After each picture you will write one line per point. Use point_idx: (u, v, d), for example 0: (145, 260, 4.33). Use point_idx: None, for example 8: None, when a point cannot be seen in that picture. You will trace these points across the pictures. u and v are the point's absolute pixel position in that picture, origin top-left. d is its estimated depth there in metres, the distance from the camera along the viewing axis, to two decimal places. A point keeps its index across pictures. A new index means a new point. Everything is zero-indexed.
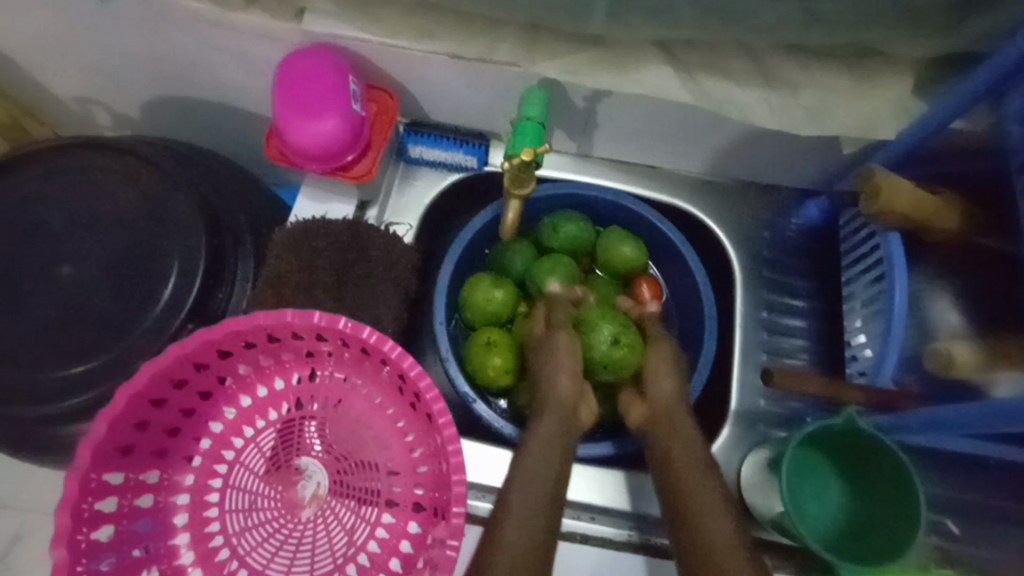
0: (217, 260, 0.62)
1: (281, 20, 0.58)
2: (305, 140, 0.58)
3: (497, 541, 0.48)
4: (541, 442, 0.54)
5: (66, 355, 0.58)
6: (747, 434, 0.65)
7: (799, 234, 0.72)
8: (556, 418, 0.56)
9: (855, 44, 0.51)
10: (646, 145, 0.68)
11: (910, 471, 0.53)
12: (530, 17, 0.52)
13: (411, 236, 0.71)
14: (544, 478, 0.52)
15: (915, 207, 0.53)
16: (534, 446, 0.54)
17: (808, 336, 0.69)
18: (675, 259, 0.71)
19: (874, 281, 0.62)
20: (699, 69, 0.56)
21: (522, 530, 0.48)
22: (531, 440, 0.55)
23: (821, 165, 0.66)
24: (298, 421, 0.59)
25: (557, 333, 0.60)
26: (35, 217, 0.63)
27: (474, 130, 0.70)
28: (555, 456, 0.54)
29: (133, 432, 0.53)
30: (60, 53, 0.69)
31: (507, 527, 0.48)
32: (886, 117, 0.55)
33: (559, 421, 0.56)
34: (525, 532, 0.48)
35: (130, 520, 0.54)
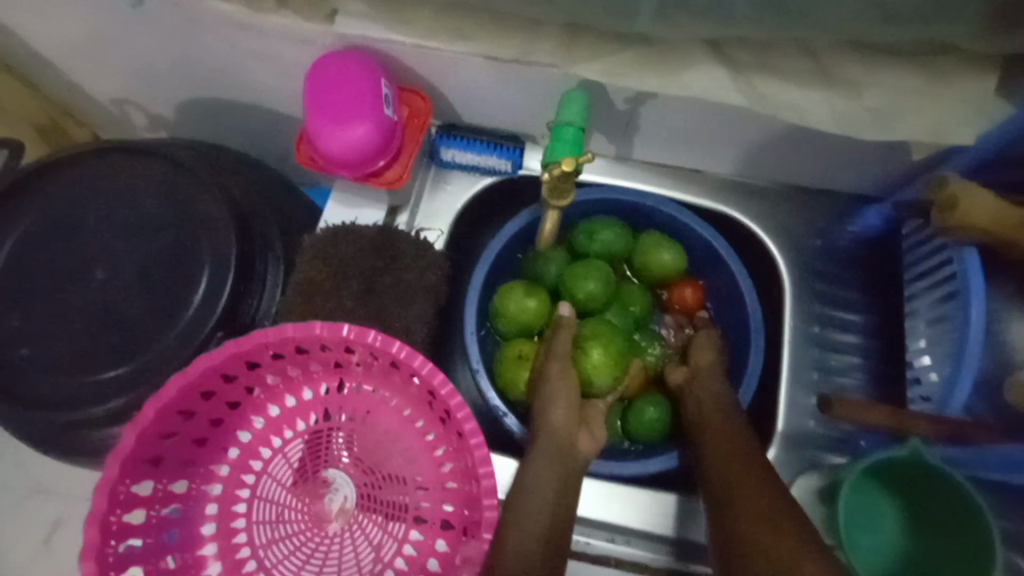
0: (247, 267, 0.61)
1: (314, 23, 0.55)
2: (336, 147, 0.56)
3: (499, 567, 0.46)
4: (541, 467, 0.52)
5: (100, 359, 0.58)
6: (796, 458, 0.60)
7: (854, 244, 0.68)
8: (553, 448, 0.53)
9: (930, 40, 0.47)
10: (689, 148, 0.65)
11: (987, 513, 0.49)
12: (571, 16, 0.49)
13: (441, 242, 0.69)
14: (545, 503, 0.50)
15: (999, 220, 0.48)
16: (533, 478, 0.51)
17: (862, 354, 0.64)
18: (719, 269, 0.67)
19: (943, 299, 0.57)
20: (752, 69, 0.52)
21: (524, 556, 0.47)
22: (531, 463, 0.52)
23: (882, 171, 0.62)
24: (326, 433, 0.58)
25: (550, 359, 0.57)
26: (71, 221, 0.63)
27: (508, 132, 0.68)
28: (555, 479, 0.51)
29: (161, 443, 0.52)
30: (98, 56, 0.69)
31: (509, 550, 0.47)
32: (961, 121, 0.50)
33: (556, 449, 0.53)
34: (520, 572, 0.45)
35: (159, 531, 0.54)
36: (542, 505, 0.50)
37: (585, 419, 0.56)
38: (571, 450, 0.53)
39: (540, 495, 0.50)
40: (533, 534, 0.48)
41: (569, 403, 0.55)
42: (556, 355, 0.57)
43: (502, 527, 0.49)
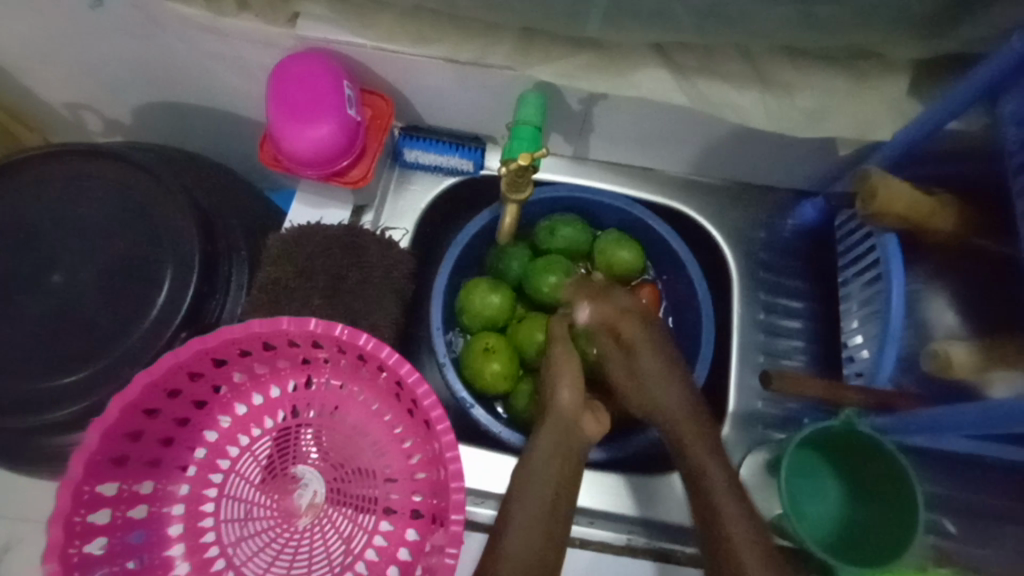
0: (211, 268, 0.61)
1: (275, 25, 0.57)
2: (299, 146, 0.57)
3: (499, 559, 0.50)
4: (546, 451, 0.55)
5: (59, 364, 0.57)
6: (746, 436, 0.64)
7: (796, 236, 0.72)
8: (558, 429, 0.56)
9: (852, 46, 0.51)
10: (642, 147, 0.68)
11: (910, 473, 0.53)
12: (526, 20, 0.52)
13: (406, 240, 0.71)
14: (545, 499, 0.53)
15: (911, 208, 0.54)
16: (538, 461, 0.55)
17: (805, 337, 0.69)
18: (672, 262, 0.71)
19: (872, 282, 0.62)
20: (695, 72, 0.56)
21: (524, 551, 0.51)
22: (534, 452, 0.55)
23: (818, 166, 0.66)
24: (294, 429, 0.59)
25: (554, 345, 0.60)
26: (25, 225, 0.62)
27: (469, 134, 0.70)
28: (557, 468, 0.55)
29: (126, 443, 0.52)
30: (50, 58, 0.68)
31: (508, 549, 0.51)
32: (881, 119, 0.55)
33: (561, 430, 0.56)
34: (525, 553, 0.51)
35: (124, 532, 0.53)
36: (540, 503, 0.53)
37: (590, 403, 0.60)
38: (576, 431, 0.57)
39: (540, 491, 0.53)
40: (533, 534, 0.52)
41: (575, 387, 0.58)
42: (560, 339, 0.60)
43: (501, 523, 0.53)
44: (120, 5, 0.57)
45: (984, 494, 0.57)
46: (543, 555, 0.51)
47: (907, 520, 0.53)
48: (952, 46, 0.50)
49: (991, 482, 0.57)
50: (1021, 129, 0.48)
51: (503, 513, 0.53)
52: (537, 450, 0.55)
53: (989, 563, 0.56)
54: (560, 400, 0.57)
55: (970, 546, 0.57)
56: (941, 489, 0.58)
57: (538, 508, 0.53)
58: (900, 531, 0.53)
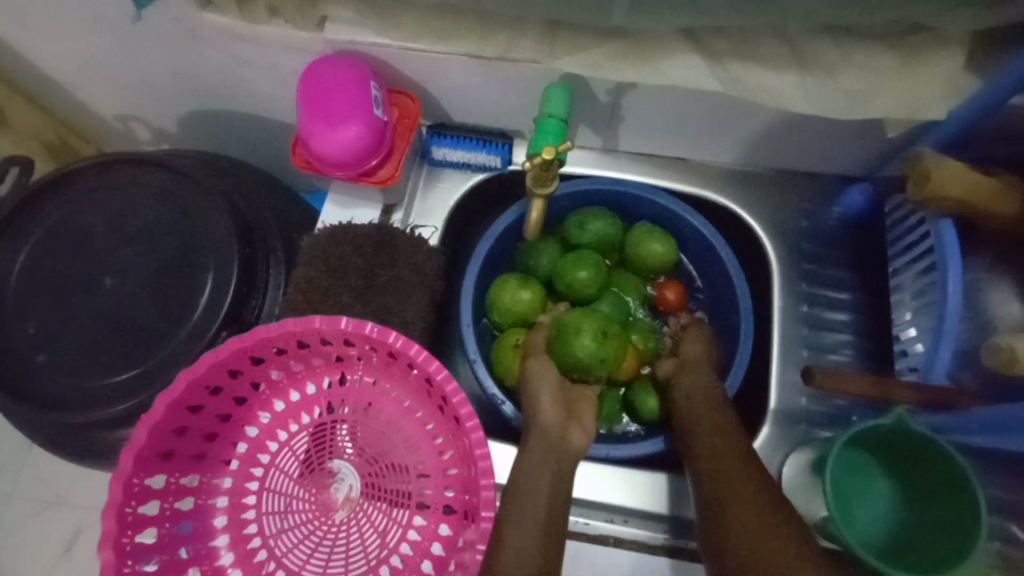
0: (250, 269, 0.64)
1: (305, 31, 0.58)
2: (328, 149, 0.58)
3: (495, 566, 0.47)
4: (535, 460, 0.53)
5: (113, 363, 0.61)
6: (789, 434, 0.62)
7: (840, 224, 0.69)
8: (546, 441, 0.54)
9: (900, 20, 0.48)
10: (674, 137, 0.66)
11: (970, 477, 0.49)
12: (550, 13, 0.51)
13: (436, 239, 0.71)
14: (538, 499, 0.51)
15: (969, 191, 0.50)
16: (529, 464, 0.53)
17: (852, 331, 0.66)
18: (708, 254, 0.68)
19: (925, 271, 0.58)
20: (729, 56, 0.53)
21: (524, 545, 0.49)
22: (523, 458, 0.54)
23: (863, 149, 0.63)
24: (330, 425, 0.60)
25: (532, 360, 0.59)
26: (80, 233, 0.65)
27: (496, 129, 0.70)
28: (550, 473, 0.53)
29: (172, 438, 0.54)
30: (100, 73, 0.72)
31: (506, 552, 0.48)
32: (933, 97, 0.51)
33: (548, 442, 0.54)
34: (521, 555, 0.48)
35: (173, 522, 0.56)
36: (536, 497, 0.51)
37: (574, 414, 0.57)
38: (564, 446, 0.54)
39: (532, 492, 0.52)
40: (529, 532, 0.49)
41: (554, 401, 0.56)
42: (537, 352, 0.60)
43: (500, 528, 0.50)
44: (161, 18, 0.60)
45: None
46: (546, 551, 0.49)
47: (963, 527, 0.49)
48: (1014, 15, 0.46)
49: None
50: None
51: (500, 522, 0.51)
52: (528, 459, 0.53)
53: None
54: (542, 418, 0.55)
55: None
56: (1005, 493, 0.54)
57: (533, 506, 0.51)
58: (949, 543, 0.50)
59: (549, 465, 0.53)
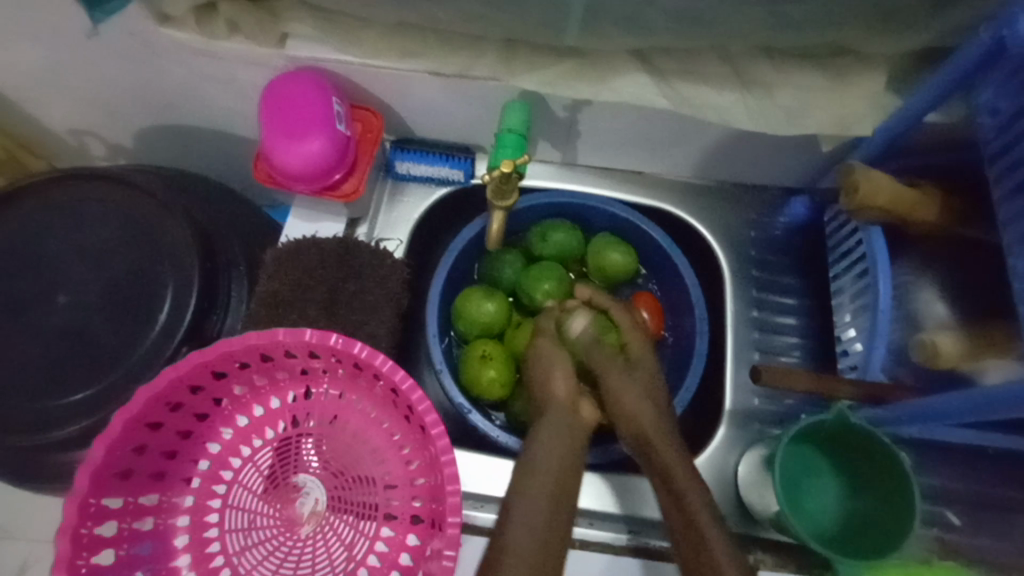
0: (211, 283, 0.63)
1: (266, 46, 0.59)
2: (290, 164, 0.59)
3: (507, 546, 0.50)
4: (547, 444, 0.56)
5: (67, 381, 0.59)
6: (744, 433, 0.65)
7: (787, 232, 0.73)
8: (558, 416, 0.58)
9: (828, 43, 0.52)
10: (630, 152, 0.69)
11: (905, 466, 0.53)
12: (508, 33, 0.54)
13: (401, 251, 0.72)
14: (542, 492, 0.53)
15: (894, 200, 0.54)
16: (541, 448, 0.56)
17: (800, 334, 0.69)
18: (664, 263, 0.71)
19: (860, 276, 0.63)
20: (677, 75, 0.57)
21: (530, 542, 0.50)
22: (536, 444, 0.56)
23: (803, 163, 0.67)
24: (295, 439, 0.60)
25: (541, 339, 0.63)
26: (31, 250, 0.64)
27: (459, 144, 0.71)
28: (560, 460, 0.55)
29: (131, 456, 0.53)
30: (53, 87, 0.70)
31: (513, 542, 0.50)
32: (860, 115, 0.56)
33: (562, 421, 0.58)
34: (530, 532, 0.51)
35: (132, 543, 0.55)
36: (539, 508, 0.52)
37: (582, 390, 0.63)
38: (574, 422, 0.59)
39: (541, 477, 0.54)
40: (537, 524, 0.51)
41: (566, 374, 0.61)
42: (546, 334, 0.63)
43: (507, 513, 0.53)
44: (118, 33, 0.59)
45: (983, 485, 0.58)
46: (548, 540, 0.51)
47: (903, 513, 0.53)
48: (925, 42, 0.51)
49: (990, 473, 0.58)
50: (994, 117, 0.49)
51: (505, 507, 0.53)
52: (540, 446, 0.56)
53: (994, 554, 0.55)
54: (555, 393, 0.60)
55: (972, 536, 0.57)
56: (941, 481, 0.58)
57: (537, 503, 0.52)
58: (896, 520, 0.53)
59: (559, 454, 0.56)
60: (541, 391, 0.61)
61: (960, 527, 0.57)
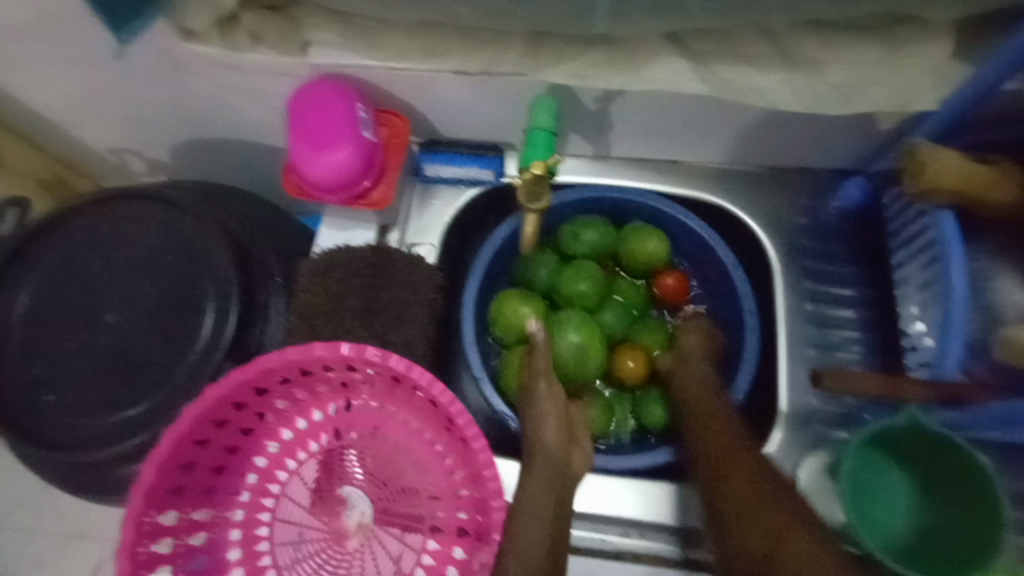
0: (250, 298, 0.64)
1: (288, 55, 0.58)
2: (318, 174, 0.58)
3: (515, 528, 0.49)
4: (551, 433, 0.55)
5: (121, 400, 0.61)
6: (801, 434, 0.61)
7: (840, 219, 0.68)
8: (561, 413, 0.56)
9: (886, 11, 0.47)
10: (667, 140, 0.66)
11: (990, 474, 0.49)
12: (532, 25, 0.51)
13: (433, 256, 0.71)
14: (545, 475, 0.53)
15: (967, 182, 0.49)
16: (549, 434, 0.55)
17: (859, 327, 0.65)
18: (708, 256, 0.68)
19: (927, 263, 0.58)
20: (715, 57, 0.53)
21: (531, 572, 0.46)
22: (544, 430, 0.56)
23: (857, 143, 0.62)
24: (339, 452, 0.60)
25: (535, 379, 0.57)
26: (79, 271, 0.66)
27: (487, 142, 0.69)
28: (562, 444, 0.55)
29: (181, 474, 0.55)
30: (91, 110, 0.72)
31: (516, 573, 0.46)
32: (926, 88, 0.51)
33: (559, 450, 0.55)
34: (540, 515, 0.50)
35: (187, 558, 0.56)
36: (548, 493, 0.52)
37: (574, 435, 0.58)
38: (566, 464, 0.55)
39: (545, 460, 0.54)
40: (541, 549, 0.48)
41: (558, 420, 0.56)
42: (539, 373, 0.57)
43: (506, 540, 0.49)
44: (146, 53, 0.60)
45: None
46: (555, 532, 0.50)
47: (982, 522, 0.49)
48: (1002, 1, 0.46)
49: None
50: None
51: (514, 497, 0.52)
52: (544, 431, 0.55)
53: None
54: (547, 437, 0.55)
55: None
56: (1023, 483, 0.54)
57: (542, 486, 0.52)
58: (980, 520, 0.49)
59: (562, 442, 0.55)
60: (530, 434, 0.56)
61: None
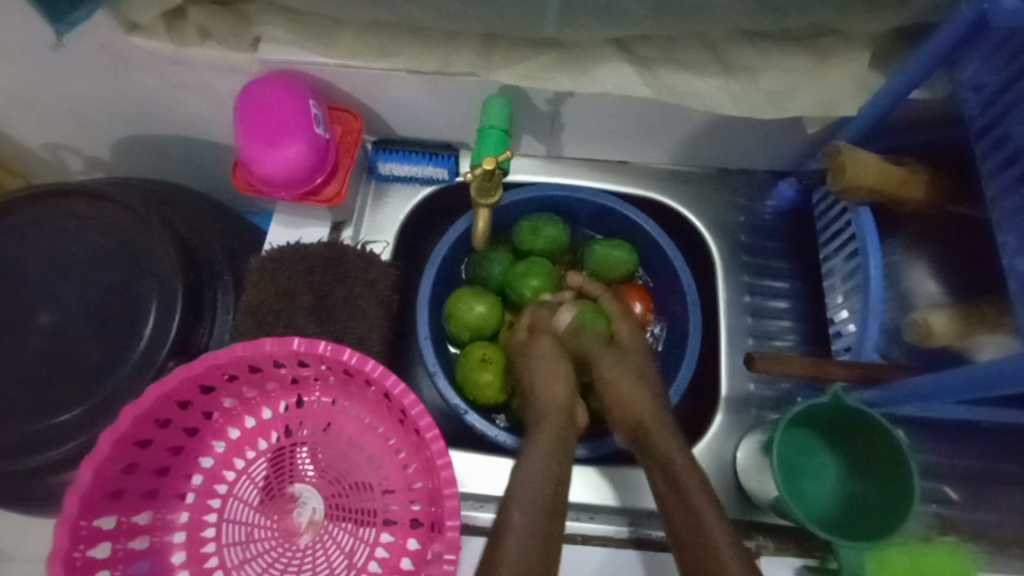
0: (197, 295, 0.62)
1: (240, 51, 0.58)
2: (270, 169, 0.58)
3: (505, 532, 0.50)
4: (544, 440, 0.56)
5: (55, 402, 0.58)
6: (740, 419, 0.65)
7: (775, 217, 0.72)
8: (553, 407, 0.60)
9: (809, 24, 0.52)
10: (615, 143, 0.69)
11: (902, 446, 0.53)
12: (484, 28, 0.53)
13: (388, 253, 0.71)
14: (541, 469, 0.54)
15: (881, 181, 0.54)
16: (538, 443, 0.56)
17: (793, 317, 0.69)
18: (655, 252, 0.71)
19: (851, 256, 0.62)
20: (658, 63, 0.56)
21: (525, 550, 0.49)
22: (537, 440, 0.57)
23: (788, 147, 0.67)
24: (289, 449, 0.59)
25: (541, 340, 0.63)
26: (10, 270, 0.62)
27: (441, 142, 0.71)
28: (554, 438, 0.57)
29: (121, 475, 0.53)
30: (25, 104, 0.69)
31: (512, 551, 0.49)
32: (846, 96, 0.55)
33: (560, 416, 0.59)
34: (533, 508, 0.52)
35: (127, 563, 0.54)
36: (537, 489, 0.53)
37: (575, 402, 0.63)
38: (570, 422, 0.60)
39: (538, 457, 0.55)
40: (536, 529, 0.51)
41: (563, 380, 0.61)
42: (546, 333, 0.64)
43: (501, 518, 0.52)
44: (87, 45, 0.58)
45: (979, 458, 0.58)
46: (548, 527, 0.51)
47: (901, 493, 0.53)
48: (908, 18, 0.51)
49: (986, 447, 0.58)
50: (978, 93, 0.49)
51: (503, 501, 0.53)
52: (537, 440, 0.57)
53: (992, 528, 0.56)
54: (553, 394, 0.61)
55: (970, 511, 0.57)
56: (937, 456, 0.59)
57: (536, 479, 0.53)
58: (895, 477, 0.54)
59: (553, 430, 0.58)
60: (538, 391, 0.61)
61: (958, 501, 0.57)
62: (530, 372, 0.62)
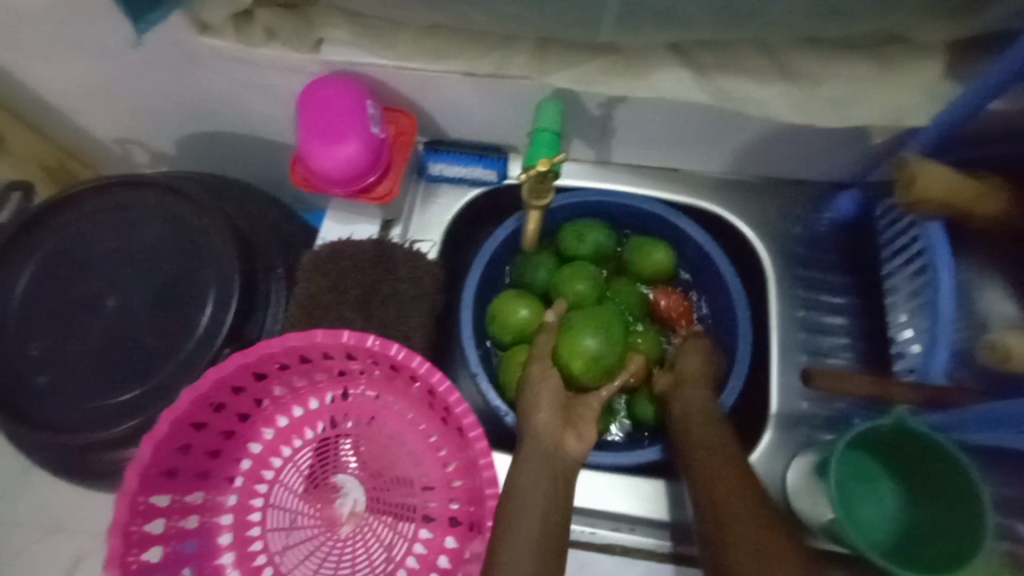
0: (251, 286, 0.64)
1: (301, 52, 0.59)
2: (328, 167, 0.59)
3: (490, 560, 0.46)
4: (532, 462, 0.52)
5: (116, 383, 0.61)
6: (789, 437, 0.63)
7: (832, 230, 0.70)
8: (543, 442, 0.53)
9: (877, 31, 0.50)
10: (665, 150, 0.68)
11: (967, 468, 0.50)
12: (541, 31, 0.53)
13: (434, 252, 0.72)
14: (537, 492, 0.50)
15: (953, 194, 0.51)
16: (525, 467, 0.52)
17: (849, 334, 0.67)
18: (704, 263, 0.69)
19: (915, 273, 0.60)
20: (715, 69, 0.55)
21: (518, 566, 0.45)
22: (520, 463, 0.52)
23: (848, 158, 0.65)
24: (334, 440, 0.61)
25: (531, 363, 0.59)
26: (80, 255, 0.66)
27: (491, 144, 0.71)
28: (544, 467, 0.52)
29: (177, 456, 0.55)
30: (101, 99, 0.73)
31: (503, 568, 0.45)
32: (913, 105, 0.53)
33: (545, 446, 0.53)
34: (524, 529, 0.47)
35: (177, 540, 0.56)
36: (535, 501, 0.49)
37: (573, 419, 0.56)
38: (561, 448, 0.54)
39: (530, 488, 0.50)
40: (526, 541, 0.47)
41: (551, 405, 0.55)
42: (539, 355, 0.59)
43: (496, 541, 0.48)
44: (160, 42, 0.61)
45: None
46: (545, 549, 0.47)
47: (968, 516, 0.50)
48: (985, 25, 0.48)
49: None
50: None
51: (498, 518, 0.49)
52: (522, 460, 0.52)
53: None
54: (537, 422, 0.55)
55: None
56: (1008, 490, 0.55)
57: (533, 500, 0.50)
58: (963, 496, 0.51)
59: (549, 449, 0.53)
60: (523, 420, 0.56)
61: None
62: (523, 395, 0.57)
